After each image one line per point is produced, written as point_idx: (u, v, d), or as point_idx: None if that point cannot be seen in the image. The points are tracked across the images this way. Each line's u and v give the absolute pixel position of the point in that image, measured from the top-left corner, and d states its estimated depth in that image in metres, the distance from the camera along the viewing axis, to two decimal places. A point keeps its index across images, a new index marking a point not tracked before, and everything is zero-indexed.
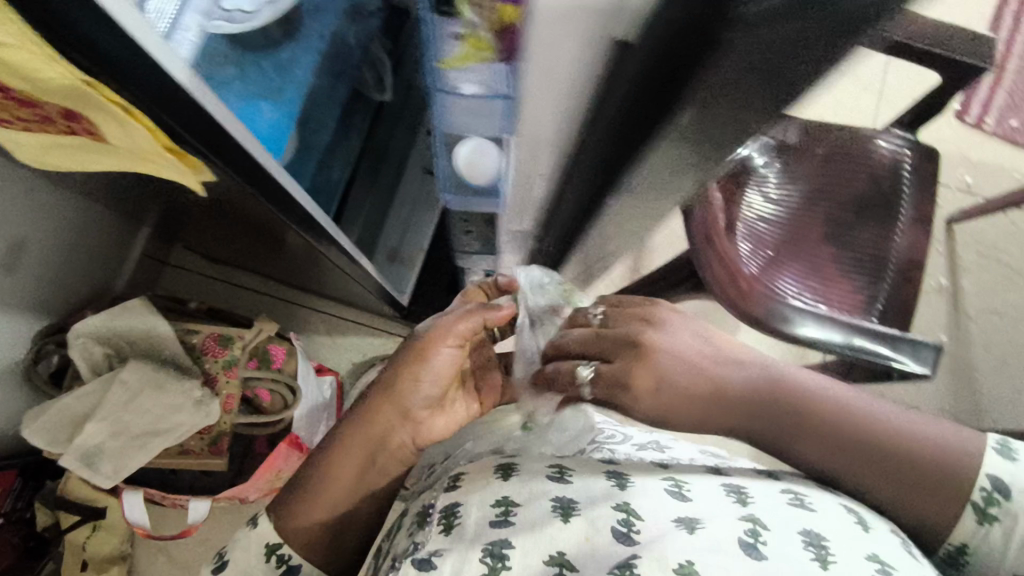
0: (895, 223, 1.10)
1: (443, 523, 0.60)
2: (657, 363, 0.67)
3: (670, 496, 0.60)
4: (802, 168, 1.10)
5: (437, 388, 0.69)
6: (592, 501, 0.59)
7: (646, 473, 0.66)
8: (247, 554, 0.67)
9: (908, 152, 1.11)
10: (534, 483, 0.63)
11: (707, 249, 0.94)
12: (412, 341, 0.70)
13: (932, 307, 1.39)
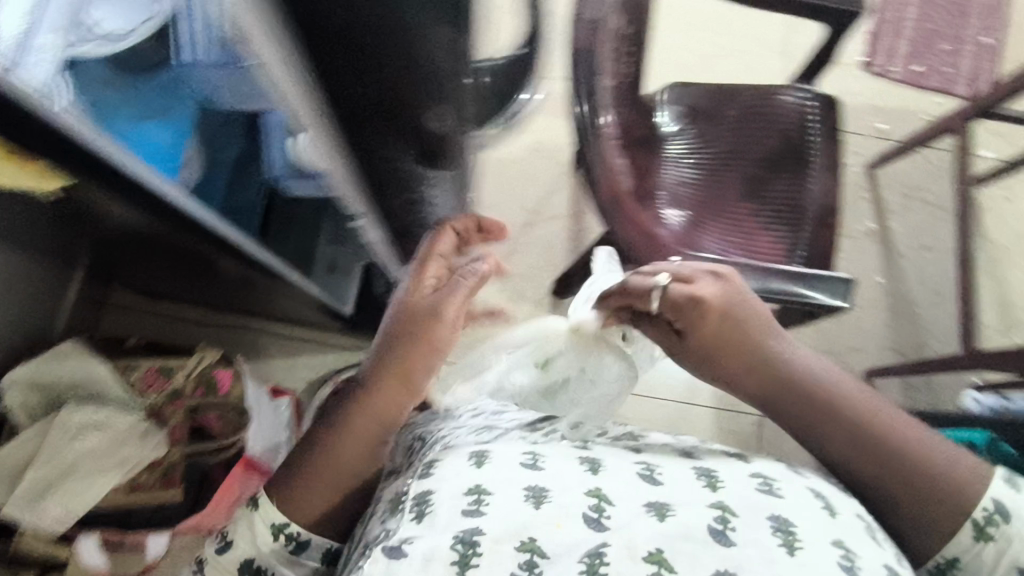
0: (808, 172, 1.19)
1: (414, 513, 0.56)
2: (717, 316, 0.68)
3: (641, 480, 0.59)
4: (711, 131, 1.22)
5: (434, 361, 0.66)
6: (565, 488, 0.57)
7: (620, 454, 0.64)
8: (253, 534, 0.63)
9: (812, 104, 1.22)
10: (502, 468, 0.59)
11: (618, 212, 0.90)
12: (416, 312, 0.67)
13: (865, 250, 1.44)
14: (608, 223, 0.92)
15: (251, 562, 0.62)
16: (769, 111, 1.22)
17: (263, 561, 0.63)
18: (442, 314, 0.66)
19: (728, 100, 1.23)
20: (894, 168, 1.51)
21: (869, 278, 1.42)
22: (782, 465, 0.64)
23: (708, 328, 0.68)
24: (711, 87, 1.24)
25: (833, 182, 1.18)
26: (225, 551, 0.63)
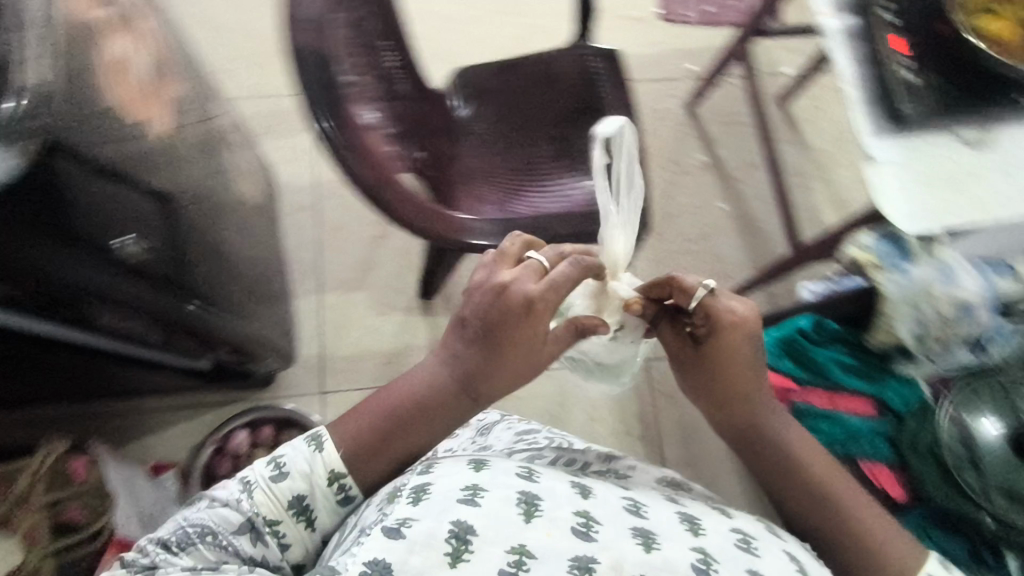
0: (606, 121, 1.05)
1: (411, 497, 0.55)
2: (740, 340, 0.64)
3: (626, 512, 0.58)
4: (502, 106, 1.08)
5: (519, 375, 0.61)
6: (561, 499, 0.56)
7: (610, 486, 0.63)
8: (314, 468, 0.59)
9: (595, 61, 1.09)
10: (501, 476, 0.58)
11: (390, 193, 0.71)
12: (489, 310, 0.59)
13: (701, 183, 1.47)
14: (386, 211, 0.71)
15: (301, 499, 0.58)
16: (551, 71, 1.09)
17: (314, 501, 0.59)
18: (508, 334, 0.59)
19: (507, 72, 1.10)
20: (707, 100, 1.53)
21: (712, 205, 1.46)
22: (766, 526, 0.64)
23: (716, 343, 0.65)
24: (483, 65, 1.10)
25: (632, 120, 1.05)
26: (280, 479, 0.57)
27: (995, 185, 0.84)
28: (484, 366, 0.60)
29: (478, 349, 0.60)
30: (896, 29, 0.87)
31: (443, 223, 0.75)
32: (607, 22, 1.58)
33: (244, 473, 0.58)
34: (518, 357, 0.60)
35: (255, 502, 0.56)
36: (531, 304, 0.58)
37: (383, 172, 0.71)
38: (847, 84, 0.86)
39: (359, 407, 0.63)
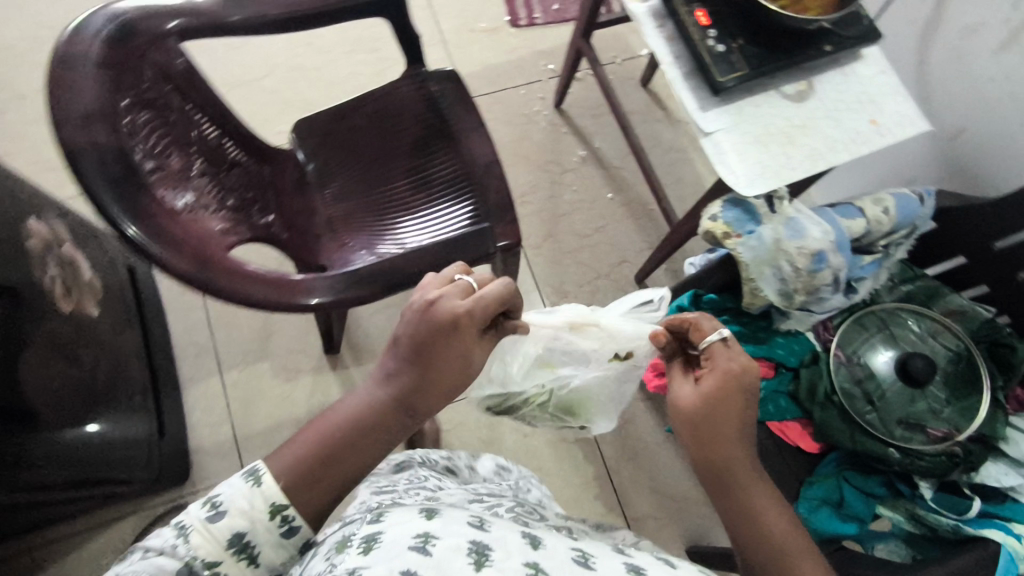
0: (457, 143, 1.05)
1: (362, 546, 0.49)
2: (733, 390, 0.62)
3: (574, 563, 0.51)
4: (350, 148, 1.05)
5: (450, 388, 0.62)
6: (512, 550, 0.50)
7: (557, 539, 0.56)
8: (251, 504, 0.56)
9: (432, 83, 1.07)
10: (454, 525, 0.52)
11: (213, 275, 0.68)
12: (433, 317, 0.61)
13: (585, 179, 1.48)
14: (216, 293, 0.69)
15: (241, 537, 0.55)
16: (392, 103, 1.07)
17: (255, 537, 0.55)
18: (448, 342, 0.61)
19: (350, 113, 1.07)
20: (572, 96, 1.54)
21: (599, 197, 1.47)
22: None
23: (715, 382, 0.63)
24: (323, 111, 1.07)
25: (484, 138, 1.05)
26: (217, 519, 0.55)
27: (824, 132, 0.89)
28: (419, 383, 0.61)
29: (410, 363, 0.61)
30: (700, 3, 0.88)
31: (280, 290, 0.72)
32: (458, 39, 1.57)
33: (182, 519, 0.56)
34: (449, 371, 0.62)
35: (193, 546, 0.54)
36: (455, 313, 0.61)
37: (204, 254, 0.69)
38: (668, 65, 0.89)
39: (297, 435, 0.60)
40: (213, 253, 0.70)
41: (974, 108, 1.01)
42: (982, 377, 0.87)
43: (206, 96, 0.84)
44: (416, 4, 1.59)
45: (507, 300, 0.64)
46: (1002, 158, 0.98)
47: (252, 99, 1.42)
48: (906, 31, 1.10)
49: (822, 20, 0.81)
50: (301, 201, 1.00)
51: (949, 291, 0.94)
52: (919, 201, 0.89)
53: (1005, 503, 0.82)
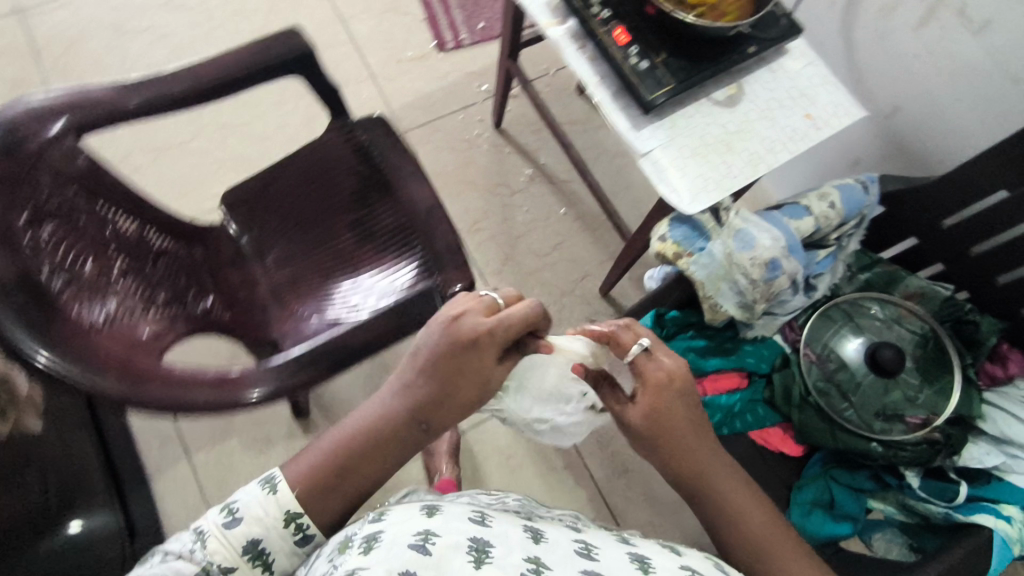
0: (395, 189, 1.01)
1: (363, 546, 0.53)
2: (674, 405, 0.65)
3: (577, 556, 0.57)
4: (285, 211, 1.00)
5: (469, 399, 0.63)
6: (512, 544, 0.56)
7: (563, 531, 0.62)
8: (267, 512, 0.59)
9: (361, 131, 1.03)
10: (455, 522, 0.57)
11: (144, 388, 0.64)
12: (457, 332, 0.62)
13: (535, 197, 1.46)
14: (149, 406, 0.64)
15: (256, 544, 0.58)
16: (323, 157, 1.02)
17: (269, 544, 0.59)
18: (468, 361, 0.62)
19: (279, 175, 1.02)
20: (511, 114, 1.51)
21: (553, 213, 1.45)
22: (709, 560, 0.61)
23: (650, 401, 0.65)
24: (251, 179, 1.01)
25: (422, 179, 1.01)
26: (234, 526, 0.58)
27: (761, 134, 0.87)
28: (437, 394, 0.63)
29: (431, 377, 0.63)
30: (618, 21, 0.85)
31: (218, 391, 0.67)
32: (387, 71, 1.53)
33: (199, 525, 0.59)
34: (468, 381, 0.63)
35: (209, 551, 0.57)
36: (479, 330, 0.62)
37: (133, 368, 0.65)
38: (595, 88, 0.86)
39: (312, 445, 0.64)
40: (142, 367, 0.65)
41: (905, 86, 1.01)
42: (951, 357, 0.87)
43: (117, 191, 0.79)
44: (339, 41, 1.54)
45: (532, 322, 0.64)
46: (940, 130, 0.99)
47: (181, 165, 1.37)
48: (826, 14, 1.09)
49: (742, 25, 0.79)
50: (237, 274, 0.96)
51: (906, 274, 0.93)
52: (863, 191, 0.88)
53: (989, 484, 0.81)
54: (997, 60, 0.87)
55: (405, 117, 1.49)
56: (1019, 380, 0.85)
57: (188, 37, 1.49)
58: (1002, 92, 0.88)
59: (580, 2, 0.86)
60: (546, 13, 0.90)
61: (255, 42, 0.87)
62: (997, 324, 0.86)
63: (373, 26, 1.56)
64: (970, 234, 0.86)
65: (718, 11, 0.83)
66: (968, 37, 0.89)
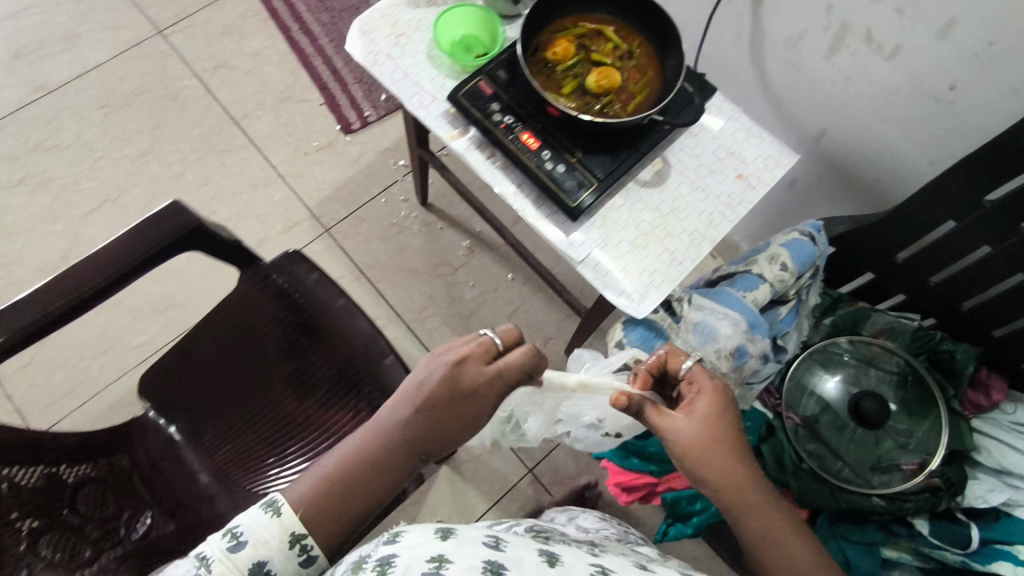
0: (326, 335, 0.95)
1: (377, 570, 0.50)
2: (722, 414, 0.64)
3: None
4: (210, 380, 0.92)
5: (464, 435, 0.66)
6: (527, 566, 0.53)
7: (573, 554, 0.60)
8: (271, 534, 0.60)
9: (276, 277, 0.95)
10: (470, 545, 0.54)
11: None
12: (455, 383, 0.63)
13: (478, 268, 1.38)
14: None
15: (262, 565, 0.59)
16: (242, 314, 0.94)
17: (273, 565, 0.60)
18: (472, 408, 0.64)
19: (196, 344, 0.92)
20: (435, 186, 1.43)
21: (500, 281, 1.38)
22: None
23: (706, 406, 0.64)
24: (164, 356, 0.92)
25: (354, 319, 0.96)
26: (238, 549, 0.58)
27: (697, 208, 0.83)
28: (432, 430, 0.65)
29: (428, 413, 0.64)
30: (523, 125, 0.79)
31: None
32: (295, 168, 1.42)
33: (202, 549, 0.59)
34: (461, 424, 0.65)
35: (216, 574, 0.57)
36: (477, 382, 0.64)
37: None
38: (515, 198, 0.80)
39: (314, 466, 0.66)
40: None
41: (827, 111, 0.97)
42: (933, 393, 0.85)
43: (19, 438, 0.71)
44: (238, 144, 1.43)
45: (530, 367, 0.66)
46: (871, 150, 0.95)
47: (94, 324, 1.27)
48: (733, 46, 1.04)
49: (654, 113, 0.74)
50: (174, 470, 0.87)
51: (870, 311, 0.91)
52: (811, 242, 0.84)
53: (998, 521, 0.79)
54: (917, 82, 0.83)
55: (325, 214, 1.39)
56: (1004, 404, 0.83)
57: (71, 179, 1.37)
58: (926, 111, 0.85)
59: (479, 112, 0.79)
60: (446, 124, 0.82)
61: (128, 231, 0.77)
62: (972, 350, 0.83)
63: (270, 122, 1.45)
64: (928, 265, 0.83)
65: (627, 91, 0.79)
66: (881, 60, 0.85)
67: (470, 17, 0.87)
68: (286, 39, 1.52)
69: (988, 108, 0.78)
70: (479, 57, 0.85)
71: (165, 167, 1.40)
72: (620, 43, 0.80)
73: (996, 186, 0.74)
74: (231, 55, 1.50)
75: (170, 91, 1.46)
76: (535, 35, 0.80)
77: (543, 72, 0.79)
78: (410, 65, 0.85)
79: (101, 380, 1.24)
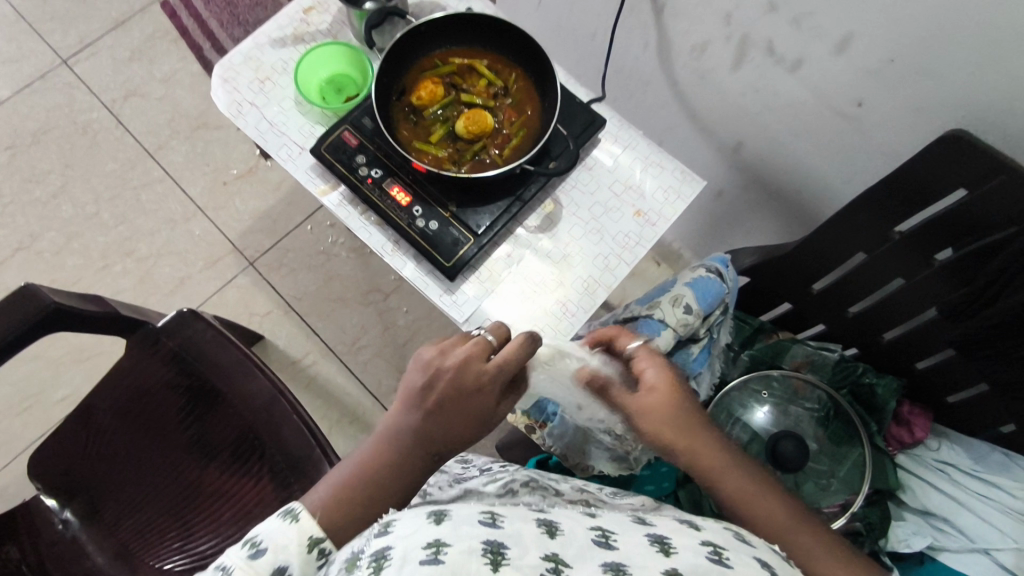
0: (223, 397, 0.89)
1: (371, 566, 0.45)
2: (668, 387, 0.62)
3: (596, 544, 0.49)
4: (106, 454, 0.87)
5: (475, 433, 0.59)
6: (528, 541, 0.48)
7: (570, 516, 0.54)
8: (291, 539, 0.54)
9: (166, 341, 0.90)
10: (466, 526, 0.48)
11: None
12: (456, 378, 0.58)
13: (411, 293, 1.32)
14: None
15: (284, 571, 0.52)
16: (133, 383, 0.89)
17: (295, 571, 0.52)
18: (472, 402, 0.58)
19: (86, 420, 0.87)
20: None
21: (434, 305, 1.32)
22: (734, 533, 0.56)
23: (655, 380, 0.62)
24: (52, 436, 0.87)
25: (250, 377, 0.90)
26: (258, 556, 0.52)
27: (592, 252, 0.76)
28: (440, 430, 0.58)
29: (432, 415, 0.58)
30: (393, 177, 0.72)
31: None
32: (215, 200, 1.35)
33: (221, 560, 0.53)
34: (466, 419, 0.59)
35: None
36: (479, 378, 0.58)
37: None
38: (392, 257, 0.74)
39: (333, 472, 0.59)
40: None
41: (742, 124, 0.89)
42: (857, 429, 0.80)
43: None
44: (153, 177, 1.37)
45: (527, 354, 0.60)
46: (789, 167, 0.88)
47: (12, 379, 1.24)
48: (642, 56, 0.94)
49: (523, 162, 0.68)
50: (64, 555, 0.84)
51: (791, 343, 0.85)
52: (719, 280, 0.79)
53: (921, 565, 0.75)
54: (823, 97, 0.75)
55: (248, 247, 1.33)
56: (927, 440, 0.79)
57: None
58: (836, 129, 0.77)
59: (345, 166, 0.73)
60: (315, 177, 0.76)
61: None
62: (893, 384, 0.79)
63: (185, 151, 1.38)
64: (844, 296, 0.78)
65: (503, 133, 0.73)
66: (785, 74, 0.77)
67: (341, 55, 0.80)
68: (199, 60, 1.44)
69: (896, 128, 0.70)
70: (348, 101, 0.78)
71: (79, 208, 1.34)
72: (494, 78, 0.73)
73: (902, 218, 0.68)
74: (142, 82, 1.42)
75: (79, 124, 1.39)
76: (400, 78, 0.73)
77: (409, 120, 0.73)
78: (275, 114, 0.79)
79: (23, 439, 1.21)
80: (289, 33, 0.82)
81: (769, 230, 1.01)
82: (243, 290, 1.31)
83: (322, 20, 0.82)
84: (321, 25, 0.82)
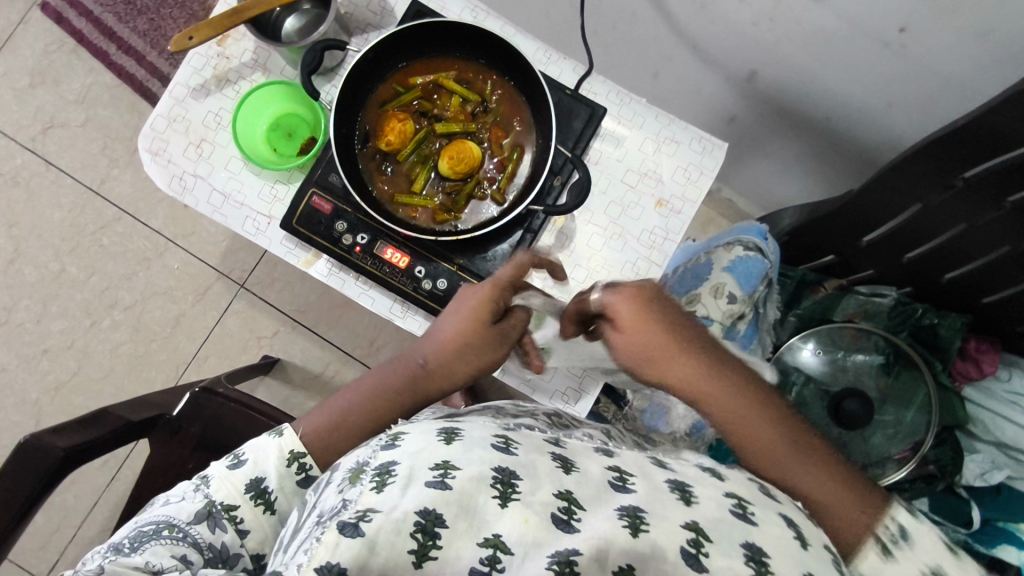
0: None
1: (373, 482, 0.39)
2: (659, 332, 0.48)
3: (613, 487, 0.43)
4: None
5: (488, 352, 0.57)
6: (545, 478, 0.42)
7: (586, 451, 0.48)
8: (270, 453, 0.52)
9: (191, 426, 0.86)
10: (479, 449, 0.43)
11: None
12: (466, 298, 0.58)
13: None
14: None
15: (261, 482, 0.50)
16: (167, 473, 0.84)
17: (272, 483, 0.51)
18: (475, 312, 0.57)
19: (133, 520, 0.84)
20: None
21: None
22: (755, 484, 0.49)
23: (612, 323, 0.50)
24: None
25: None
26: (237, 467, 0.50)
27: (617, 262, 0.68)
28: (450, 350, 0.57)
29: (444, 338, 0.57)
30: (383, 238, 0.64)
31: None
32: (181, 228, 1.24)
33: (203, 473, 0.51)
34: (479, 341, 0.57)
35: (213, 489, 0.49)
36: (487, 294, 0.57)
37: None
38: (404, 320, 0.66)
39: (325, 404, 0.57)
40: None
41: (755, 52, 0.76)
42: (921, 370, 0.78)
43: None
44: (108, 216, 1.24)
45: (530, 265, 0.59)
46: (815, 92, 0.76)
47: None
48: None
49: (527, 205, 0.58)
50: None
51: (840, 296, 0.83)
52: (760, 256, 0.74)
53: (1000, 494, 0.76)
54: (859, 23, 0.62)
55: (233, 269, 1.24)
56: (997, 373, 0.77)
57: None
58: (874, 56, 0.65)
59: (324, 238, 0.64)
60: (294, 247, 0.67)
61: None
62: (958, 322, 0.76)
63: (132, 180, 1.24)
64: (898, 243, 0.70)
65: (493, 161, 0.62)
66: (808, 3, 0.63)
67: (282, 94, 0.67)
68: (109, 68, 1.24)
69: (952, 52, 0.59)
70: (303, 150, 0.67)
71: (42, 268, 1.24)
72: (468, 93, 0.61)
73: (971, 166, 0.56)
74: (56, 109, 1.25)
75: (7, 175, 1.25)
76: (358, 119, 0.61)
77: (385, 170, 0.62)
78: (225, 181, 0.67)
79: (80, 510, 1.21)
80: (210, 76, 0.68)
81: (793, 153, 0.91)
82: (243, 315, 1.24)
83: (243, 49, 0.68)
84: (245, 55, 0.68)
